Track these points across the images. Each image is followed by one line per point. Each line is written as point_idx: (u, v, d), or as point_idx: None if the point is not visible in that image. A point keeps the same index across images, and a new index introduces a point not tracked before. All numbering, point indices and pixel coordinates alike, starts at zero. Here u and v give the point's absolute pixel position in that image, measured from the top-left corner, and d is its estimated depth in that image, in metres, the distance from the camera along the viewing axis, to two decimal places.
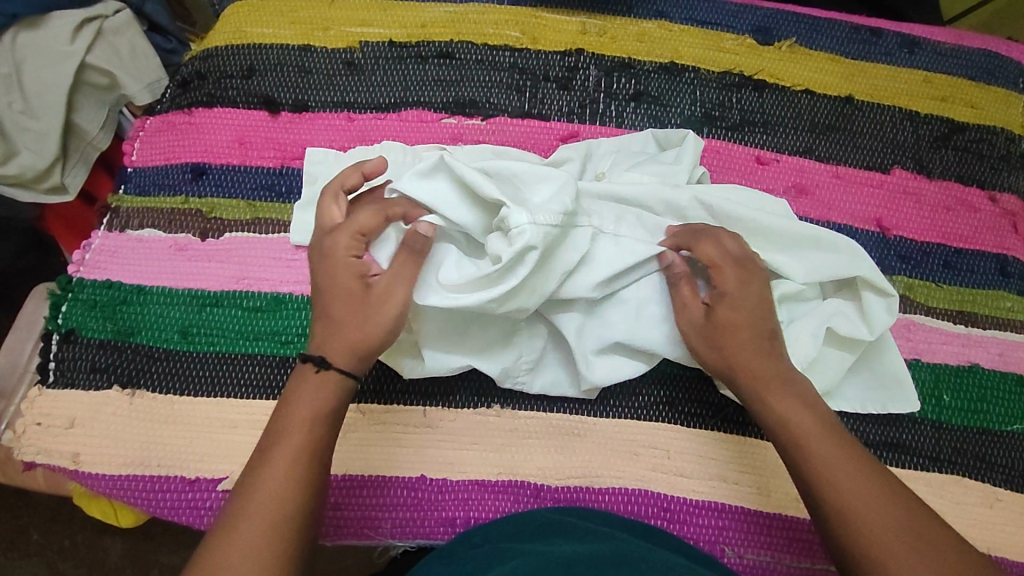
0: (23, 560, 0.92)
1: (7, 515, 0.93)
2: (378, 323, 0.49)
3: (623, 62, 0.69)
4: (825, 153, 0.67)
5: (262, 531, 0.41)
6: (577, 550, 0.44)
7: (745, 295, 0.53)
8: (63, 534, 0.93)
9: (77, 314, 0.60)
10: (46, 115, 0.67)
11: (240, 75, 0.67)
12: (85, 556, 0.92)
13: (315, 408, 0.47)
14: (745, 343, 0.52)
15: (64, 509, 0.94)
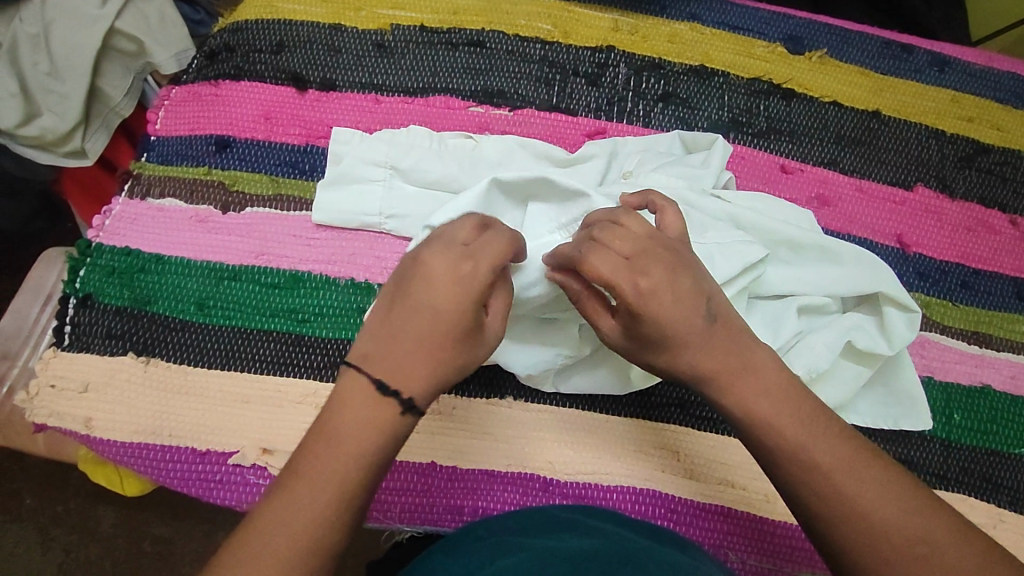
0: (16, 523, 0.92)
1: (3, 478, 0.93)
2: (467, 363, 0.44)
3: (654, 62, 0.69)
4: (850, 166, 0.67)
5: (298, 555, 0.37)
6: (585, 546, 0.44)
7: (659, 292, 0.44)
8: (57, 500, 0.93)
9: (95, 279, 0.59)
10: (72, 77, 0.66)
11: (269, 50, 0.67)
12: (78, 524, 0.92)
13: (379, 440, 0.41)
14: (668, 353, 0.45)
15: (60, 474, 0.93)
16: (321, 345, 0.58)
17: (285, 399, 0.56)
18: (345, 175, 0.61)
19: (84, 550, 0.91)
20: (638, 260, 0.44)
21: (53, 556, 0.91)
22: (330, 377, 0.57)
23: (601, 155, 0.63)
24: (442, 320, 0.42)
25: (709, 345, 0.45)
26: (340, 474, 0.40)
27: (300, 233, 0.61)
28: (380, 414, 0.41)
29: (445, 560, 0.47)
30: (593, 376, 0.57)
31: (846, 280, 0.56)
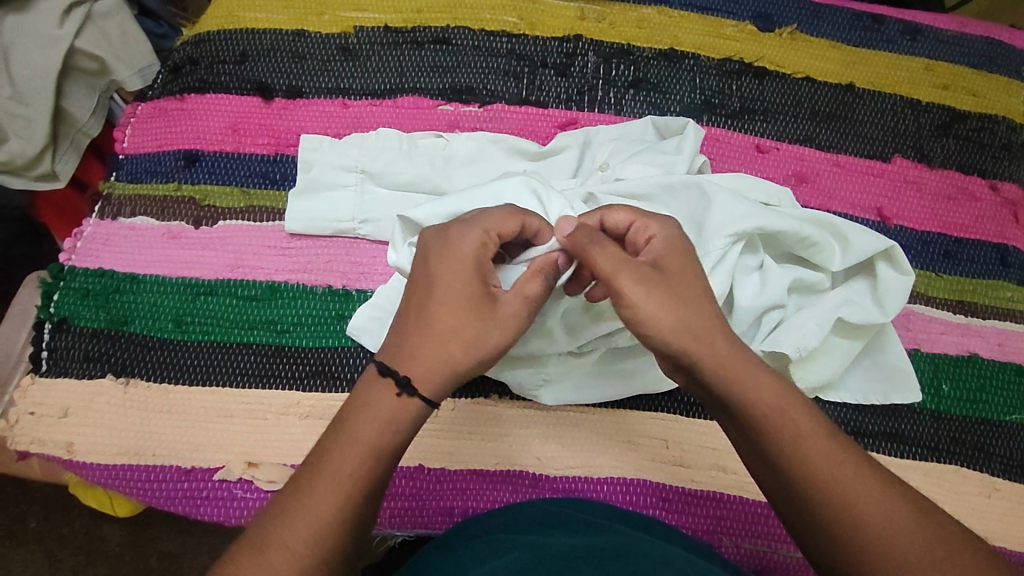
0: (21, 548, 0.92)
1: (5, 503, 0.93)
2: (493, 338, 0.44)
3: (623, 48, 0.68)
4: (826, 141, 0.66)
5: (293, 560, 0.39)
6: (571, 541, 0.44)
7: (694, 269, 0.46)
8: (60, 521, 0.93)
9: (70, 302, 0.59)
10: (35, 100, 0.65)
11: (232, 60, 0.66)
12: (83, 544, 0.92)
13: (375, 443, 0.42)
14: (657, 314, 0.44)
15: (61, 496, 0.93)
16: (303, 356, 0.58)
17: (269, 411, 0.56)
18: (315, 183, 0.61)
19: (91, 569, 0.91)
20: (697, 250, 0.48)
21: None
22: (314, 386, 0.57)
23: (574, 146, 0.62)
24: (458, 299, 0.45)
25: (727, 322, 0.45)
26: (337, 479, 0.41)
27: (274, 244, 0.60)
28: (382, 415, 0.43)
29: (435, 564, 0.46)
30: (582, 387, 0.58)
31: (825, 251, 0.56)
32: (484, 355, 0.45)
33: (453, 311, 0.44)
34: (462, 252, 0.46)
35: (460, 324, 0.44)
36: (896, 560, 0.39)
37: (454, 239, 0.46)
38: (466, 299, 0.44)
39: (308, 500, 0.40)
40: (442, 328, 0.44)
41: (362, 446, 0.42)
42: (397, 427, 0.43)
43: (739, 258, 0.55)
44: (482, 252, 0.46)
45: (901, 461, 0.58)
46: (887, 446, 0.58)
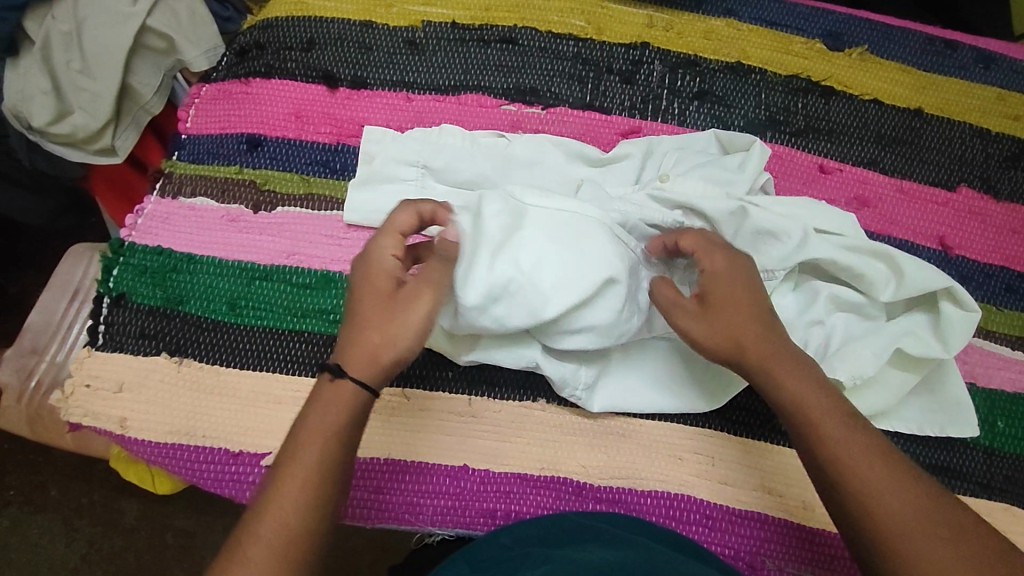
0: (40, 515, 0.93)
1: (28, 470, 0.94)
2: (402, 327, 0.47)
3: (689, 59, 0.67)
4: (890, 166, 0.65)
5: (271, 549, 0.40)
6: (618, 558, 0.43)
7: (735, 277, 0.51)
8: (81, 491, 0.94)
9: (128, 279, 0.59)
10: (103, 75, 0.65)
11: (299, 48, 0.66)
12: (101, 516, 0.93)
13: (336, 422, 0.44)
14: (693, 317, 0.51)
15: (84, 466, 0.94)
16: None
17: None
18: (376, 175, 0.61)
19: (108, 542, 0.92)
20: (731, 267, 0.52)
21: (77, 546, 0.92)
22: None
23: (636, 154, 0.62)
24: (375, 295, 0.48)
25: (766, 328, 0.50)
26: (302, 468, 0.42)
27: (332, 233, 0.61)
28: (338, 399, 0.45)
29: (468, 569, 0.46)
30: (627, 396, 0.58)
31: (875, 285, 0.56)
32: (401, 339, 0.46)
33: (369, 305, 0.48)
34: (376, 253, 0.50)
35: (372, 316, 0.47)
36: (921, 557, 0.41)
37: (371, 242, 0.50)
38: (377, 294, 0.48)
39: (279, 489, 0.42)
40: (361, 320, 0.47)
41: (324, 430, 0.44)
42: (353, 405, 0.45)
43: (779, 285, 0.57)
44: (388, 248, 0.50)
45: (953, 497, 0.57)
46: (938, 480, 0.57)
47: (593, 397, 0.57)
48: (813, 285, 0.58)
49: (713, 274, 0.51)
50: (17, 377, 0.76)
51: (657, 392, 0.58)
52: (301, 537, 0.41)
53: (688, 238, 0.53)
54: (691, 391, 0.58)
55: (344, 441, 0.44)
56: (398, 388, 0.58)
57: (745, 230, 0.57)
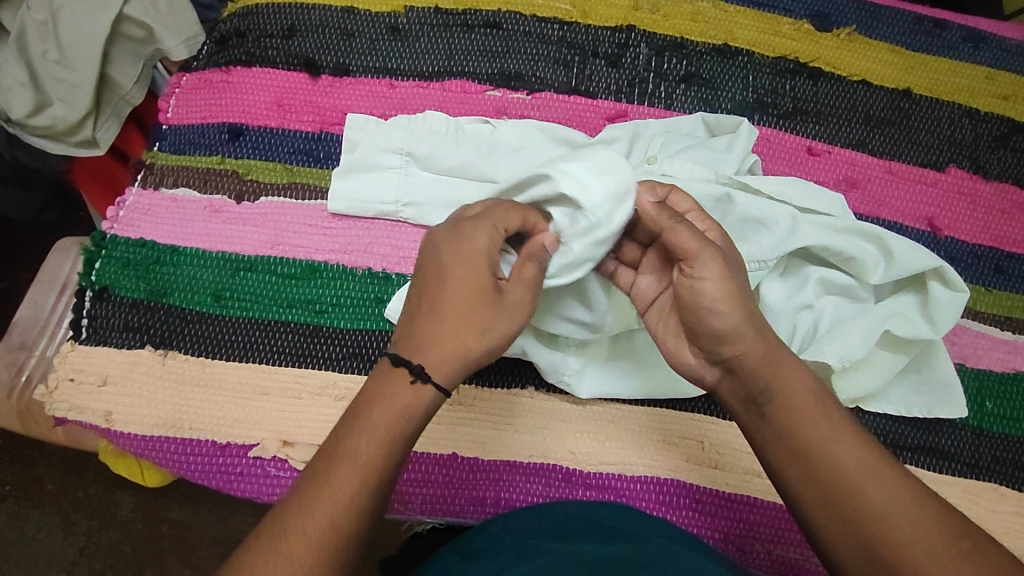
0: (36, 510, 0.93)
1: (22, 465, 0.93)
2: (500, 329, 0.47)
3: (676, 42, 0.67)
4: (879, 147, 0.65)
5: (310, 543, 0.39)
6: (600, 548, 0.44)
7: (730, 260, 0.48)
8: (76, 486, 0.93)
9: (111, 271, 0.58)
10: (81, 65, 0.64)
11: (280, 35, 0.65)
12: (97, 509, 0.93)
13: (396, 424, 0.43)
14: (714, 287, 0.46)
15: (77, 461, 0.94)
16: (341, 337, 0.57)
17: (304, 391, 0.56)
18: (360, 163, 0.60)
19: (104, 535, 0.92)
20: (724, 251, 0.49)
21: (74, 541, 0.92)
22: (350, 367, 0.57)
23: (623, 138, 0.62)
24: (462, 290, 0.46)
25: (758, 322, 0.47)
26: (355, 462, 0.42)
27: (316, 223, 0.60)
28: (402, 400, 0.44)
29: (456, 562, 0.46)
30: (615, 379, 0.57)
31: (863, 268, 0.56)
32: (491, 343, 0.46)
33: (460, 306, 0.46)
34: (472, 244, 0.47)
35: (469, 317, 0.46)
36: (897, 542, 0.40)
37: (467, 232, 0.48)
38: (476, 292, 0.46)
39: (328, 484, 0.41)
40: (452, 321, 0.46)
41: (383, 428, 0.43)
42: (418, 410, 0.44)
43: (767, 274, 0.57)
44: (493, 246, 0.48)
45: (940, 478, 0.57)
46: (926, 460, 0.57)
47: (580, 382, 0.57)
48: (799, 271, 0.58)
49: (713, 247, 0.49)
50: (6, 374, 0.76)
51: (647, 375, 0.57)
52: (342, 536, 0.40)
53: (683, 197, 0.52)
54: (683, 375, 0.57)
55: (404, 444, 0.43)
56: None
57: (733, 218, 0.56)
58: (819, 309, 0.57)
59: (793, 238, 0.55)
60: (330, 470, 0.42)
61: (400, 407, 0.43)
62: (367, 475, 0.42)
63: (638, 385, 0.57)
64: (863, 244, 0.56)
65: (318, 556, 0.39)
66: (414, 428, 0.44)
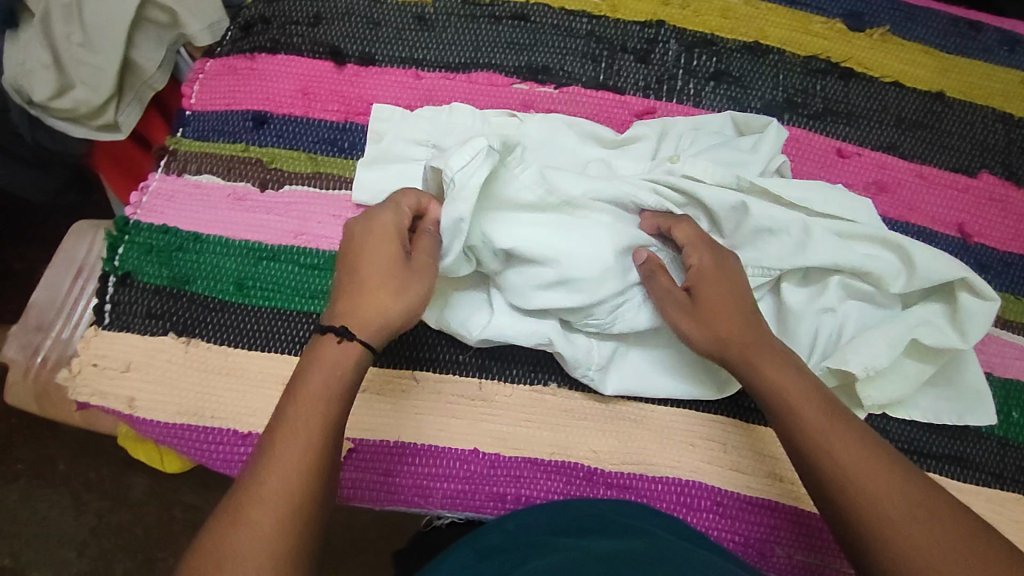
0: (48, 488, 0.93)
1: (36, 444, 0.94)
2: (414, 292, 0.49)
3: (706, 38, 0.66)
4: (911, 151, 0.64)
5: (272, 510, 0.40)
6: (615, 545, 0.43)
7: (722, 282, 0.53)
8: (88, 466, 0.94)
9: (134, 257, 0.58)
10: (105, 50, 0.64)
11: (306, 22, 0.64)
12: (109, 490, 0.93)
13: (327, 383, 0.45)
14: (692, 318, 0.52)
15: (90, 441, 0.95)
16: None
17: None
18: (387, 154, 0.60)
19: (116, 516, 0.92)
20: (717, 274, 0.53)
21: (86, 520, 0.92)
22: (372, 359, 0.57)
23: (651, 135, 0.61)
24: (374, 263, 0.50)
25: (750, 325, 0.52)
26: (300, 430, 0.43)
27: (340, 213, 0.60)
28: (327, 362, 0.46)
29: (472, 558, 0.45)
30: (641, 376, 0.57)
31: (889, 277, 0.55)
32: (408, 303, 0.49)
33: (373, 275, 0.49)
34: (381, 224, 0.51)
35: (379, 283, 0.49)
36: (892, 528, 0.43)
37: (374, 214, 0.51)
38: (382, 264, 0.50)
39: (276, 453, 0.42)
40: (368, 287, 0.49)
41: (320, 391, 0.45)
42: (346, 366, 0.46)
43: (785, 277, 0.57)
44: (400, 223, 0.51)
45: (964, 487, 0.56)
46: (950, 469, 0.57)
47: (605, 378, 0.57)
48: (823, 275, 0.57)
49: (703, 272, 0.53)
50: (22, 354, 0.77)
51: (672, 372, 0.57)
52: (302, 499, 0.41)
53: (680, 228, 0.55)
54: (708, 374, 0.57)
55: (339, 403, 0.45)
56: (407, 370, 0.58)
57: (745, 229, 0.56)
58: (842, 313, 0.56)
59: (812, 248, 0.55)
60: (273, 441, 0.43)
61: (330, 368, 0.46)
62: (309, 436, 0.43)
63: (663, 380, 0.57)
64: (880, 254, 0.56)
65: (280, 521, 0.40)
66: (349, 386, 0.46)
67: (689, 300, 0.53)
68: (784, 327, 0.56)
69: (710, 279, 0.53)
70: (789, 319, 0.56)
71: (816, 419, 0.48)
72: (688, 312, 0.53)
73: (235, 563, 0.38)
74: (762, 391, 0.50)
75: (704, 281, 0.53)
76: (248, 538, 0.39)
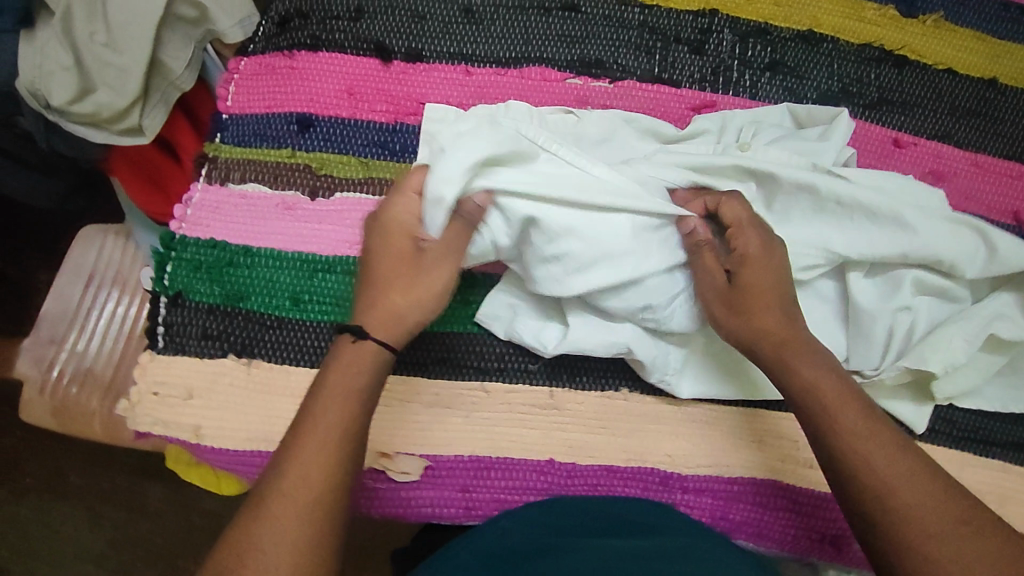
0: (60, 502, 0.89)
1: (45, 456, 0.90)
2: (424, 288, 0.50)
3: (760, 27, 0.64)
4: (965, 139, 0.64)
5: (296, 509, 0.40)
6: (671, 541, 0.44)
7: (761, 269, 0.51)
8: (101, 477, 0.90)
9: (183, 275, 0.55)
10: (130, 48, 0.59)
11: (347, 17, 0.61)
12: (125, 499, 0.90)
13: (353, 381, 0.45)
14: (726, 306, 0.52)
15: (101, 451, 0.91)
16: (427, 339, 0.57)
17: (394, 397, 0.56)
18: None
19: (135, 526, 0.89)
20: (754, 259, 0.52)
21: (103, 531, 0.89)
22: (440, 373, 0.57)
23: (712, 130, 0.60)
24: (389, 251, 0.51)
25: (787, 310, 0.51)
26: (322, 428, 0.43)
27: None
28: (354, 358, 0.46)
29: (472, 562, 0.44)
30: (720, 378, 0.56)
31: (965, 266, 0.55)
32: (419, 299, 0.50)
33: (388, 264, 0.50)
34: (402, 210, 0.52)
35: (397, 277, 0.50)
36: (909, 522, 0.43)
37: (389, 200, 0.52)
38: (393, 253, 0.51)
39: (299, 451, 0.42)
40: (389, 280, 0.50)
41: (341, 391, 0.45)
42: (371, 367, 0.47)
43: (854, 276, 0.56)
44: (414, 212, 0.52)
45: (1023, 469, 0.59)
46: (1017, 455, 0.59)
47: (681, 381, 0.56)
48: (893, 273, 0.56)
49: (748, 258, 0.52)
50: (36, 369, 0.74)
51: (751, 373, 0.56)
52: (322, 504, 0.41)
53: (729, 207, 0.53)
54: None
55: (362, 408, 0.45)
56: (477, 381, 0.57)
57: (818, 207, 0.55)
58: (915, 310, 0.56)
59: (892, 239, 0.54)
60: (296, 437, 0.43)
61: (350, 368, 0.46)
62: (336, 440, 0.43)
63: (741, 382, 0.56)
64: (958, 247, 0.55)
65: (306, 521, 0.40)
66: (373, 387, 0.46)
67: (727, 287, 0.52)
68: (858, 329, 0.56)
69: (756, 266, 0.51)
70: (863, 320, 0.56)
71: (848, 418, 0.47)
72: (723, 301, 0.52)
73: (256, 558, 0.38)
74: (794, 389, 0.49)
75: (746, 267, 0.51)
76: (275, 534, 0.39)
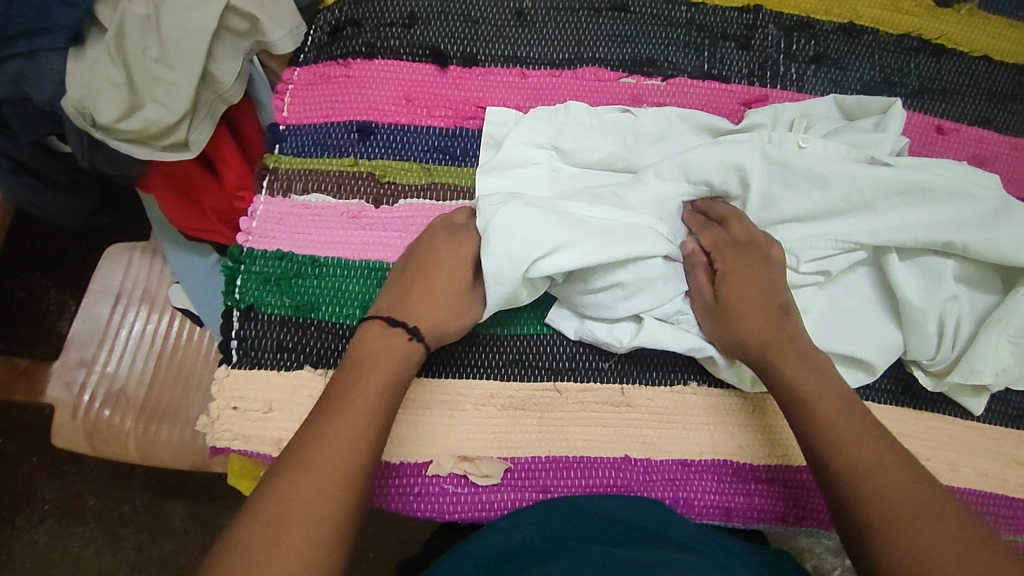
0: (80, 527, 0.86)
1: (62, 481, 0.87)
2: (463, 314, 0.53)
3: (803, 21, 0.65)
4: (1005, 123, 0.66)
5: (325, 482, 0.42)
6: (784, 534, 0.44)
7: (746, 279, 0.54)
8: (121, 499, 0.87)
9: (253, 288, 0.55)
10: (183, 62, 0.56)
11: (400, 24, 0.61)
12: (147, 521, 0.87)
13: (393, 372, 0.48)
14: (713, 319, 0.55)
15: (121, 472, 0.88)
16: (498, 343, 0.57)
17: (467, 402, 0.56)
18: (508, 160, 0.57)
19: (158, 548, 0.86)
20: (738, 271, 0.55)
21: (124, 555, 0.86)
22: (514, 376, 0.57)
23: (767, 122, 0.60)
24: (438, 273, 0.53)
25: (776, 314, 0.53)
26: (362, 403, 0.46)
27: None
28: (397, 351, 0.49)
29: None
30: None
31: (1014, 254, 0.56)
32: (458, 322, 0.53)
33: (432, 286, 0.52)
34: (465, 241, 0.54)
35: (441, 298, 0.52)
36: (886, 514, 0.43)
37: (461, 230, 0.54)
38: (448, 275, 0.52)
39: (336, 423, 0.44)
40: (434, 296, 0.52)
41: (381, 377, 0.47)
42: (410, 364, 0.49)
43: (901, 270, 0.57)
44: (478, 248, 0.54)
45: None
46: None
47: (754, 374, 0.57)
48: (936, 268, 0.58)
49: (728, 274, 0.55)
50: (68, 393, 0.71)
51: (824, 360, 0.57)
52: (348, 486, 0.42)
53: (707, 233, 0.56)
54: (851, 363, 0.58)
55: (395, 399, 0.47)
56: (549, 382, 0.57)
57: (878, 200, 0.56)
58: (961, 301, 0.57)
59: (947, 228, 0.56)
60: (332, 412, 0.45)
61: (396, 360, 0.49)
62: (367, 419, 0.45)
63: None
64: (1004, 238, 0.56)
65: (331, 497, 0.41)
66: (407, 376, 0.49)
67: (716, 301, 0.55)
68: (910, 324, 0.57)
69: (740, 279, 0.54)
70: (915, 316, 0.56)
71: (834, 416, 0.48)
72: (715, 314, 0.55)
73: (283, 523, 0.39)
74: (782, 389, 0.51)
75: (729, 281, 0.55)
76: (301, 501, 0.40)
